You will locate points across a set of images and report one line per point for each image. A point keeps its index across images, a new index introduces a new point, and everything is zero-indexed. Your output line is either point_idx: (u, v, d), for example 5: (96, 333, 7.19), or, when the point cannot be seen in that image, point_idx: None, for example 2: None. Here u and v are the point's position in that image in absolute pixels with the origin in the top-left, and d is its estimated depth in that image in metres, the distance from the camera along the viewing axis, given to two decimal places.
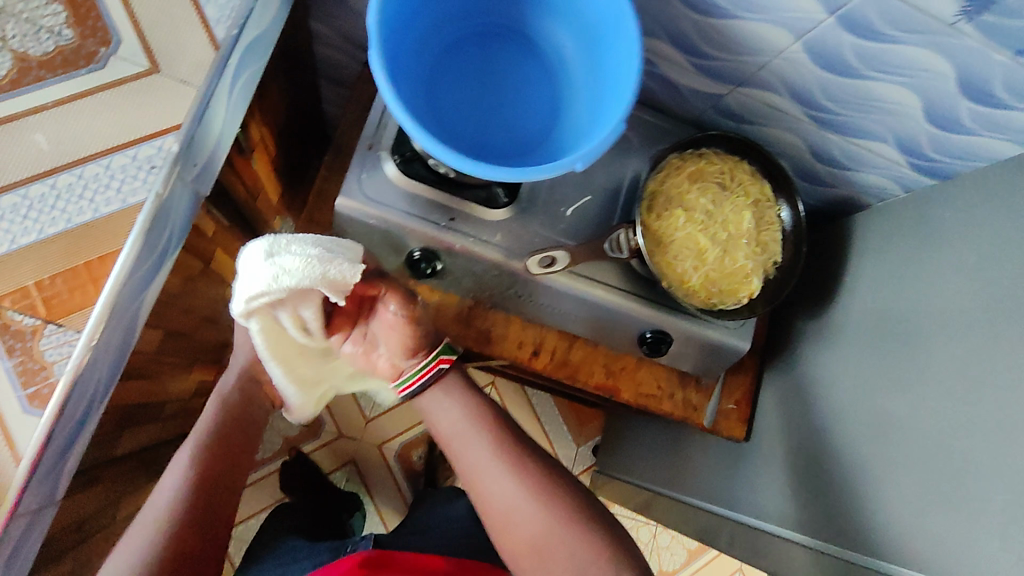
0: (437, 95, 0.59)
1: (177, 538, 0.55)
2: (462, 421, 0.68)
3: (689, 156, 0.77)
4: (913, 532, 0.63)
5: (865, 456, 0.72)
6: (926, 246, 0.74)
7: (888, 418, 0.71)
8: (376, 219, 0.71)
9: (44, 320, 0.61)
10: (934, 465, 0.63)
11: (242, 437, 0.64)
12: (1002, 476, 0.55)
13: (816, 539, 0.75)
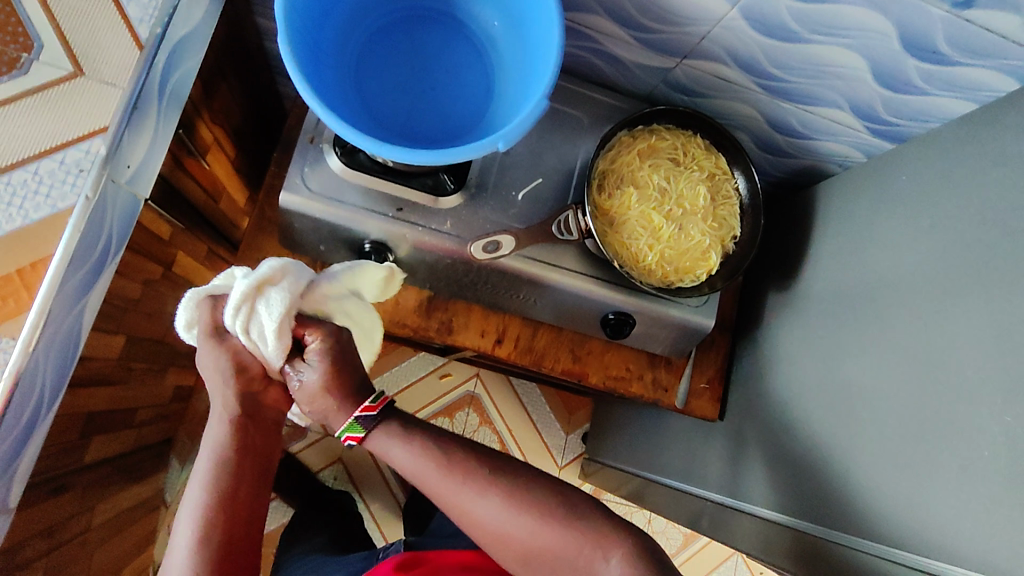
0: (367, 85, 0.59)
1: (224, 536, 0.57)
2: (416, 460, 0.64)
3: (639, 133, 0.76)
4: (887, 506, 0.62)
5: (837, 430, 0.71)
6: (888, 213, 0.72)
7: (857, 391, 0.70)
8: (321, 213, 0.70)
9: None
10: (904, 436, 0.62)
11: (248, 480, 0.60)
12: (971, 443, 0.54)
13: (794, 518, 0.74)
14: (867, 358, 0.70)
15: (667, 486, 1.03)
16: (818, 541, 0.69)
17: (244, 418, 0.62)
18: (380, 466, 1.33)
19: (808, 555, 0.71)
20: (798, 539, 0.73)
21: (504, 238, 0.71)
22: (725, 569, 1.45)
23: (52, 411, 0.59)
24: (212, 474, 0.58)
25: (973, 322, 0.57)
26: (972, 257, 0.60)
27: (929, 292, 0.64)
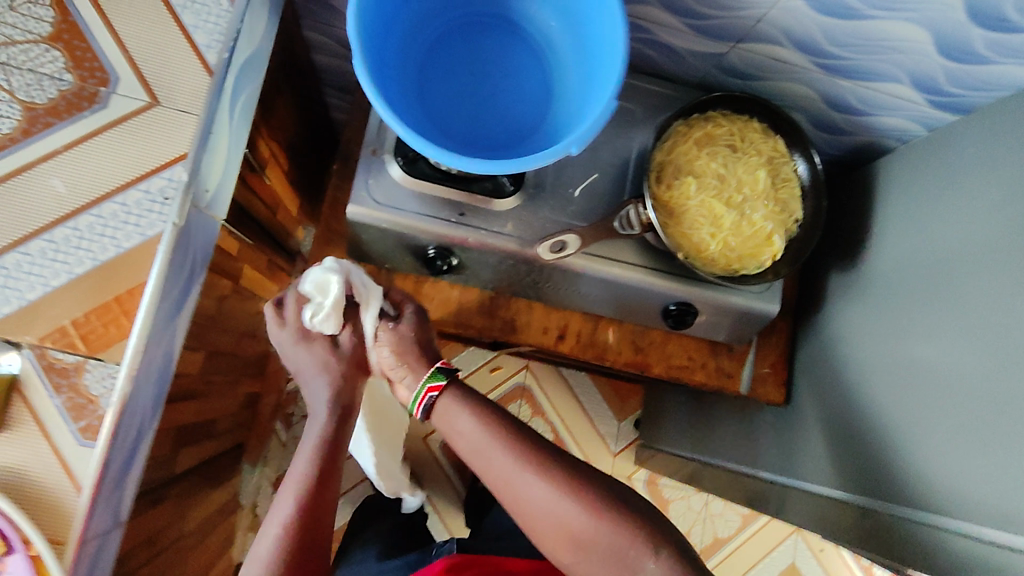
0: (430, 93, 0.60)
1: (305, 527, 0.61)
2: (479, 433, 0.66)
3: (695, 121, 0.76)
4: (967, 483, 0.60)
5: (909, 408, 0.70)
6: (954, 185, 0.71)
7: (931, 368, 0.69)
8: (387, 223, 0.72)
9: (86, 354, 0.71)
10: (983, 411, 0.60)
11: (341, 453, 0.68)
12: None
13: (865, 497, 0.73)
14: (937, 335, 0.69)
15: (725, 470, 1.04)
16: (894, 520, 0.68)
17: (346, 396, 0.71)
18: (439, 461, 1.35)
19: (881, 534, 0.69)
20: (871, 518, 0.71)
21: (569, 237, 0.70)
22: (785, 549, 1.45)
23: (154, 427, 0.63)
24: (320, 434, 0.67)
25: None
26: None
27: (1004, 264, 0.62)
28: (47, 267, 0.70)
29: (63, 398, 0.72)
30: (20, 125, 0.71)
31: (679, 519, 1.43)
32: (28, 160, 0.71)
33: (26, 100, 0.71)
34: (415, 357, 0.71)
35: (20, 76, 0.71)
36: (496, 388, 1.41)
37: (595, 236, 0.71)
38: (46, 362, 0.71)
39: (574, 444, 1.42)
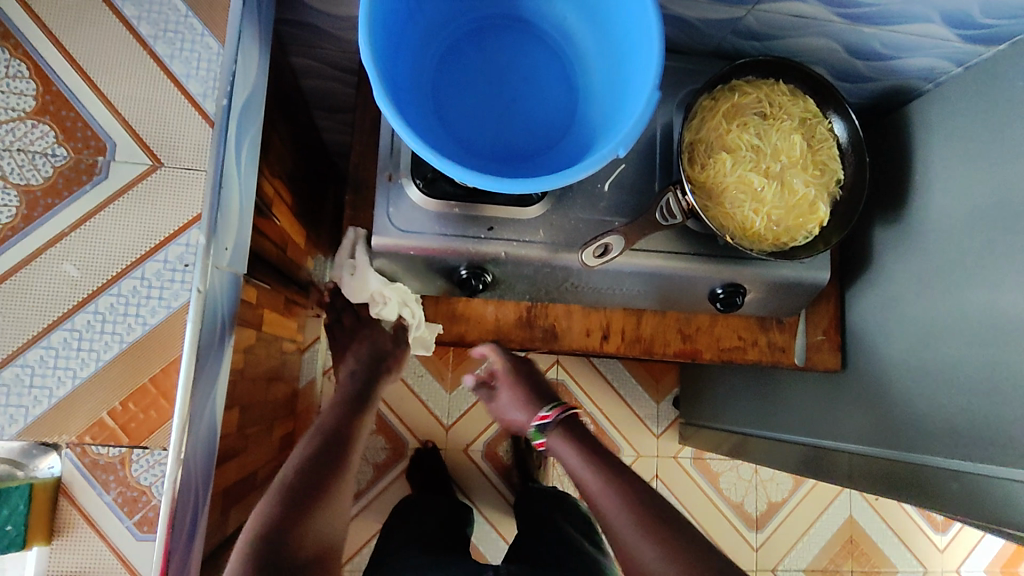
0: (450, 111, 0.56)
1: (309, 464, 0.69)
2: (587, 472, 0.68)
3: (720, 93, 0.71)
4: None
5: (989, 364, 0.66)
6: (1005, 122, 0.67)
7: (1010, 318, 0.65)
8: (415, 249, 0.68)
9: (129, 446, 0.82)
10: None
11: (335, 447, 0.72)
12: None
13: (962, 460, 0.68)
14: (1012, 283, 0.65)
15: (771, 439, 1.01)
16: (1006, 489, 0.63)
17: (332, 425, 0.75)
18: (484, 470, 1.32)
19: (987, 499, 0.64)
20: (976, 482, 0.66)
21: (613, 239, 0.65)
22: (840, 504, 1.43)
23: (206, 504, 0.59)
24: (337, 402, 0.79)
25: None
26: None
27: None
28: (75, 354, 0.78)
29: (113, 495, 0.83)
30: (20, 211, 0.80)
31: (731, 491, 1.40)
32: (59, 233, 0.80)
33: (21, 184, 0.81)
34: (539, 405, 0.77)
35: (11, 159, 0.81)
36: None
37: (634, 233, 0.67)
38: (87, 458, 0.81)
39: (615, 431, 1.39)
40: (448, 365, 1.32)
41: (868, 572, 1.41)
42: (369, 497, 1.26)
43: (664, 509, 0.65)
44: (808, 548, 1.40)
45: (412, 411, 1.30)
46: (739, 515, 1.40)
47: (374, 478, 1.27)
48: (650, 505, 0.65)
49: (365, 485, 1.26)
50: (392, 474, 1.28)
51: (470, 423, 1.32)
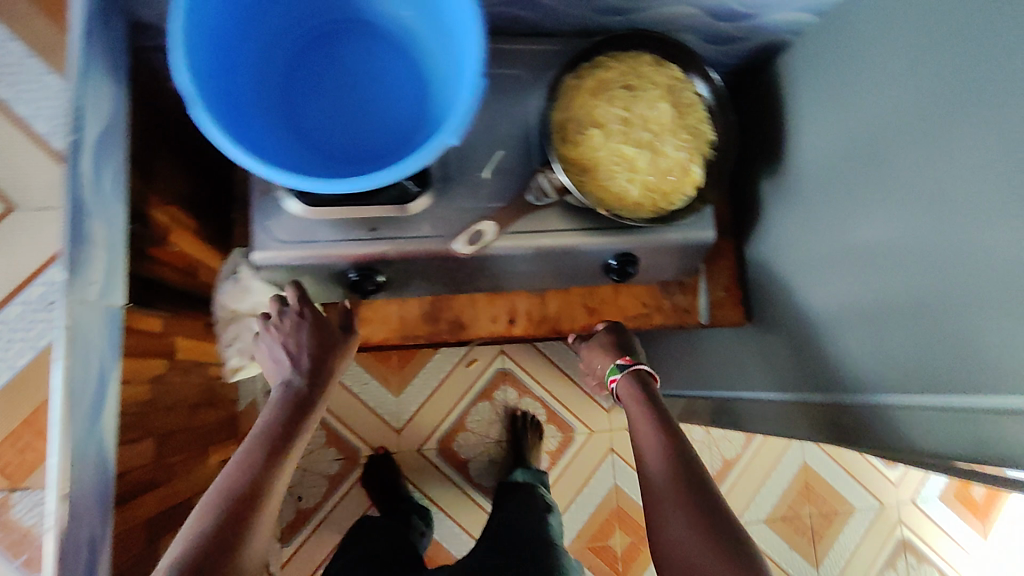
0: (302, 118, 0.57)
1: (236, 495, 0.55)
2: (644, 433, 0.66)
3: (585, 71, 0.72)
4: (940, 364, 0.57)
5: (863, 302, 0.68)
6: (856, 64, 0.68)
7: (877, 255, 0.66)
8: (299, 258, 0.68)
9: (9, 490, 1.08)
10: (941, 289, 0.57)
11: (272, 468, 0.58)
12: (983, 278, 0.52)
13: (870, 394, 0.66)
14: (874, 224, 0.66)
15: (700, 397, 1.03)
16: (906, 414, 0.61)
17: (273, 432, 0.61)
18: (439, 467, 1.32)
19: (896, 429, 0.63)
20: (880, 414, 0.65)
21: (486, 224, 0.69)
22: (792, 452, 1.46)
23: (102, 542, 0.59)
24: (273, 406, 0.64)
25: (988, 148, 0.51)
26: (974, 83, 0.53)
27: (933, 131, 0.58)
28: None
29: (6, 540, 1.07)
30: None
31: None
32: None
33: None
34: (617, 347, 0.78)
35: None
36: (476, 381, 1.36)
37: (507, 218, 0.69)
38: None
39: (565, 412, 1.39)
40: (392, 368, 1.32)
41: (826, 514, 1.46)
42: (326, 510, 1.26)
43: (692, 472, 0.61)
44: (764, 499, 1.44)
45: (359, 418, 1.30)
46: None
47: (328, 491, 1.27)
48: (687, 466, 0.61)
49: (321, 499, 1.26)
50: (346, 484, 1.28)
51: (421, 423, 1.33)
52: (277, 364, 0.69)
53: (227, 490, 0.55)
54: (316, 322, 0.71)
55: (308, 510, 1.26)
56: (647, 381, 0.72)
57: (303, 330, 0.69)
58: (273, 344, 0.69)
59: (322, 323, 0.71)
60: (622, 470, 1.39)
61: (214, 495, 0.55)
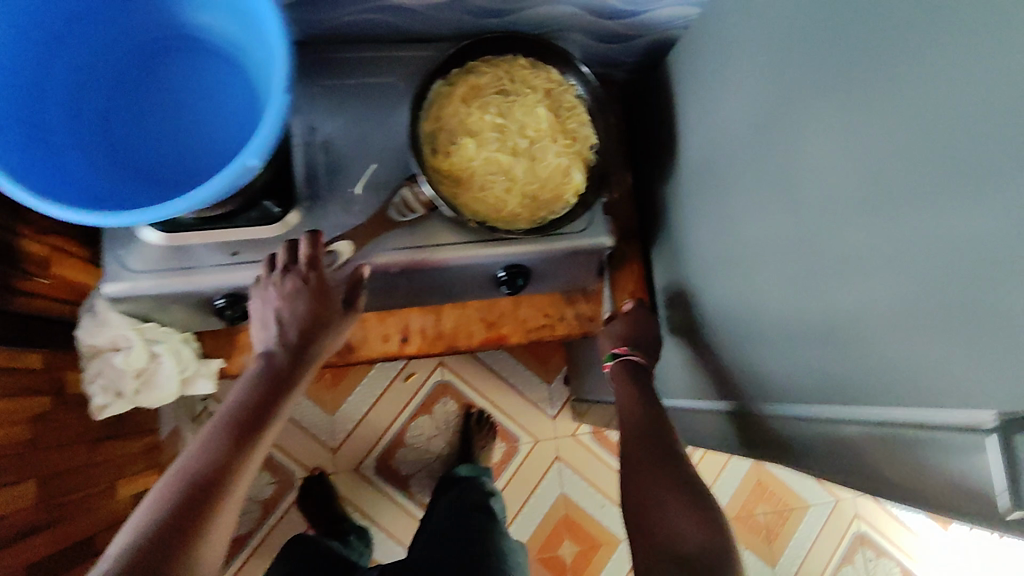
0: (130, 138, 0.55)
1: (194, 484, 0.49)
2: (626, 407, 0.71)
3: (456, 77, 0.68)
4: (814, 371, 0.53)
5: (741, 309, 0.65)
6: (725, 56, 0.64)
7: (744, 258, 0.63)
8: (154, 290, 0.64)
9: None
10: (804, 293, 0.53)
11: (238, 456, 0.52)
12: (843, 287, 0.48)
13: (793, 405, 0.57)
14: (742, 224, 0.63)
15: None
16: (828, 429, 0.53)
17: (242, 414, 0.55)
18: (378, 485, 1.29)
19: (833, 447, 0.53)
20: (816, 431, 0.55)
21: (339, 246, 0.66)
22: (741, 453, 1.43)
23: None
24: (244, 386, 0.58)
25: (827, 149, 0.48)
26: (820, 76, 0.49)
27: (783, 129, 0.54)
28: None
29: None
30: None
31: None
32: None
33: None
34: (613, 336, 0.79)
35: None
36: (414, 395, 1.31)
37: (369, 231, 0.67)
38: None
39: (509, 421, 1.35)
40: (325, 388, 1.28)
41: (779, 512, 1.43)
42: (261, 535, 1.24)
43: (663, 443, 0.65)
44: (716, 499, 1.41)
45: (293, 440, 1.26)
46: None
47: (263, 516, 1.24)
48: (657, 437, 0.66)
49: (254, 525, 1.24)
50: (280, 507, 1.25)
51: (357, 442, 1.29)
52: (264, 328, 0.62)
53: (195, 472, 0.49)
54: (319, 286, 0.63)
55: (242, 537, 1.23)
56: (638, 367, 0.76)
57: (298, 297, 0.62)
58: (267, 305, 0.62)
59: (324, 291, 0.63)
60: (569, 478, 1.36)
61: (169, 484, 0.49)
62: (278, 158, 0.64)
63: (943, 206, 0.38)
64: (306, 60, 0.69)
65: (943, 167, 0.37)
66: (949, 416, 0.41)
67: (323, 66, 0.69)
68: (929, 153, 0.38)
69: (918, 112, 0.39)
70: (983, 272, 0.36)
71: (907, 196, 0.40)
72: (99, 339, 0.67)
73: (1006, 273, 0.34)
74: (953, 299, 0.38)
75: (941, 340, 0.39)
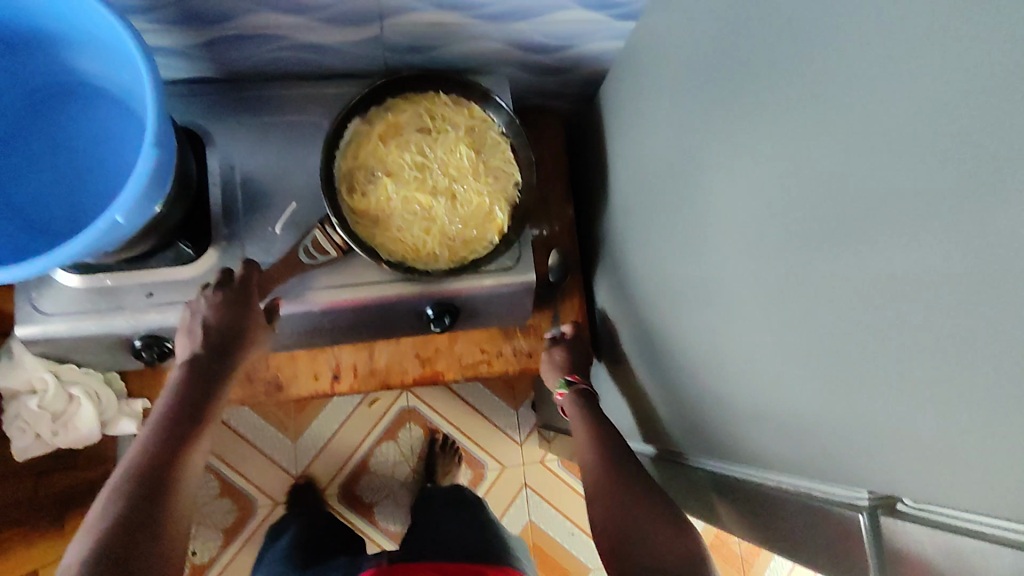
0: (21, 185, 0.56)
1: (131, 502, 0.50)
2: (581, 426, 0.71)
3: (375, 115, 0.67)
4: (733, 425, 0.51)
5: (667, 349, 0.63)
6: (648, 91, 0.63)
7: (669, 300, 0.61)
8: (67, 332, 0.64)
9: None
10: (719, 342, 0.51)
11: (174, 466, 0.53)
12: (752, 337, 0.46)
13: (718, 464, 0.56)
14: (666, 265, 0.61)
15: None
16: (746, 490, 0.52)
17: (173, 425, 0.55)
18: (342, 513, 1.27)
19: (754, 510, 0.52)
20: (736, 490, 0.54)
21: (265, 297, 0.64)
22: None
23: None
24: (172, 392, 0.57)
25: (738, 191, 0.47)
26: (734, 119, 0.47)
27: (697, 169, 0.53)
28: None
29: None
30: None
31: None
32: None
33: None
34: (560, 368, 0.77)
35: None
36: (378, 421, 1.30)
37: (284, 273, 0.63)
38: None
39: (475, 446, 1.33)
40: (288, 414, 1.27)
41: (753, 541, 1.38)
42: (223, 562, 1.22)
43: (622, 467, 0.65)
44: None
45: (256, 467, 1.25)
46: None
47: (225, 543, 1.23)
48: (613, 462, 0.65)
49: (216, 552, 1.23)
50: (243, 534, 1.24)
51: (321, 468, 1.27)
52: (190, 335, 0.59)
53: (132, 489, 0.51)
54: (246, 305, 0.60)
55: (203, 564, 1.22)
56: (591, 398, 0.74)
57: (227, 309, 0.59)
58: (194, 321, 0.59)
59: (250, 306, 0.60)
60: (536, 505, 1.33)
61: (107, 505, 0.50)
62: (191, 199, 0.63)
63: (844, 251, 0.36)
64: (225, 98, 0.68)
65: (838, 208, 0.36)
66: (832, 491, 0.42)
67: (245, 104, 0.68)
68: (826, 196, 0.37)
69: (816, 154, 0.38)
70: (878, 323, 0.34)
71: (810, 242, 0.39)
72: (16, 382, 0.69)
73: (899, 326, 0.33)
74: (849, 350, 0.37)
75: (846, 394, 0.37)
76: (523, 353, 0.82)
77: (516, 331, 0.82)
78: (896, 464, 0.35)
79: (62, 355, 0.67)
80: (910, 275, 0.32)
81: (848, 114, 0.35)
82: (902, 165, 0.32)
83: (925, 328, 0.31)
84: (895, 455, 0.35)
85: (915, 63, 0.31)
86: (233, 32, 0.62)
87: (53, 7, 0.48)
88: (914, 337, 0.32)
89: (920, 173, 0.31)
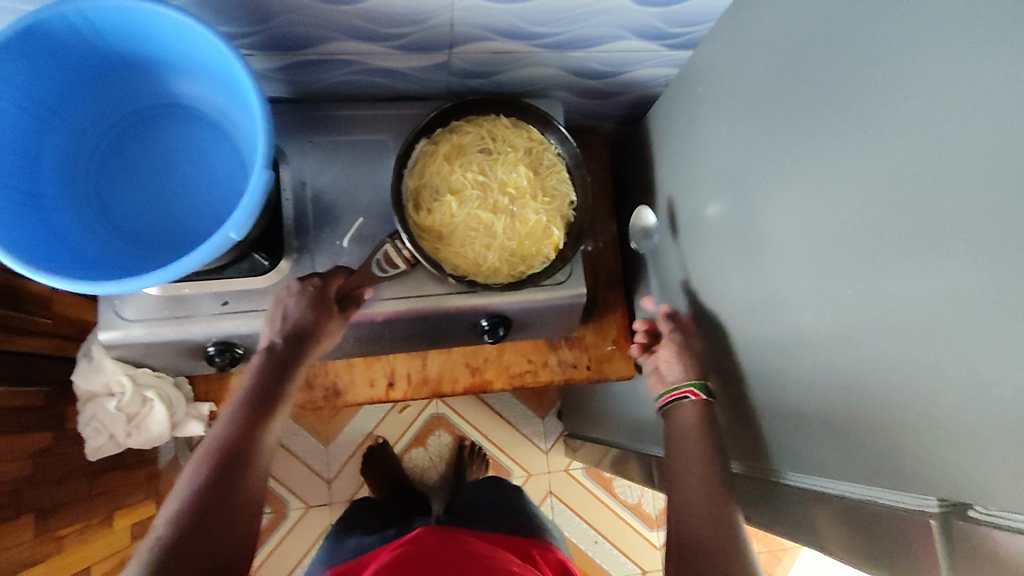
0: (115, 194, 0.60)
1: (216, 472, 0.53)
2: (693, 424, 0.63)
3: (440, 136, 0.71)
4: (788, 436, 0.54)
5: (718, 362, 0.66)
6: (700, 119, 0.67)
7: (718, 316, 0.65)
8: (146, 338, 0.67)
9: None
10: (774, 358, 0.54)
11: (253, 443, 0.56)
12: (811, 354, 0.50)
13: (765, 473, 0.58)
14: (717, 283, 0.65)
15: (613, 446, 1.01)
16: (793, 501, 0.54)
17: (252, 406, 0.58)
18: None
19: (801, 518, 0.53)
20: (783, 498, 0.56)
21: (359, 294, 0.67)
22: None
23: None
24: (252, 377, 0.60)
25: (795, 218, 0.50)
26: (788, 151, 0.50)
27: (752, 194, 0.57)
28: None
29: None
30: None
31: (624, 494, 1.38)
32: None
33: None
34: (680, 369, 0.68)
35: None
36: (408, 427, 1.33)
37: (358, 284, 0.67)
38: None
39: (502, 454, 1.36)
40: (321, 419, 1.30)
41: (773, 550, 1.38)
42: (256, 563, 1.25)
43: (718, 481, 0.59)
44: None
45: (290, 470, 1.28)
46: (638, 519, 1.38)
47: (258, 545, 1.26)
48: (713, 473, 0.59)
49: None
50: (276, 536, 1.26)
51: (352, 473, 1.30)
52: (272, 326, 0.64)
53: (216, 460, 0.54)
54: (324, 300, 0.63)
55: None
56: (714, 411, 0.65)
57: (307, 303, 0.63)
58: (277, 311, 0.63)
59: (327, 301, 0.63)
60: (561, 513, 1.36)
61: (195, 473, 0.53)
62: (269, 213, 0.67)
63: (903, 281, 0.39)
64: (297, 117, 0.72)
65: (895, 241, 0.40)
66: (895, 497, 0.43)
67: (315, 122, 0.72)
68: (882, 229, 0.40)
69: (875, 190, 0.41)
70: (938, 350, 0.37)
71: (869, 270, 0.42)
72: (95, 383, 0.73)
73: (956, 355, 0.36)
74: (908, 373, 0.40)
75: (906, 413, 0.40)
76: (570, 363, 0.85)
77: (563, 341, 0.86)
78: (954, 478, 0.38)
79: (139, 358, 0.70)
80: (963, 306, 0.35)
81: (907, 158, 0.38)
82: (960, 208, 0.35)
83: (983, 356, 0.34)
84: (953, 472, 0.38)
85: (971, 116, 0.34)
86: (311, 58, 0.66)
87: (170, 37, 0.52)
88: (969, 362, 0.35)
89: (976, 217, 0.34)
